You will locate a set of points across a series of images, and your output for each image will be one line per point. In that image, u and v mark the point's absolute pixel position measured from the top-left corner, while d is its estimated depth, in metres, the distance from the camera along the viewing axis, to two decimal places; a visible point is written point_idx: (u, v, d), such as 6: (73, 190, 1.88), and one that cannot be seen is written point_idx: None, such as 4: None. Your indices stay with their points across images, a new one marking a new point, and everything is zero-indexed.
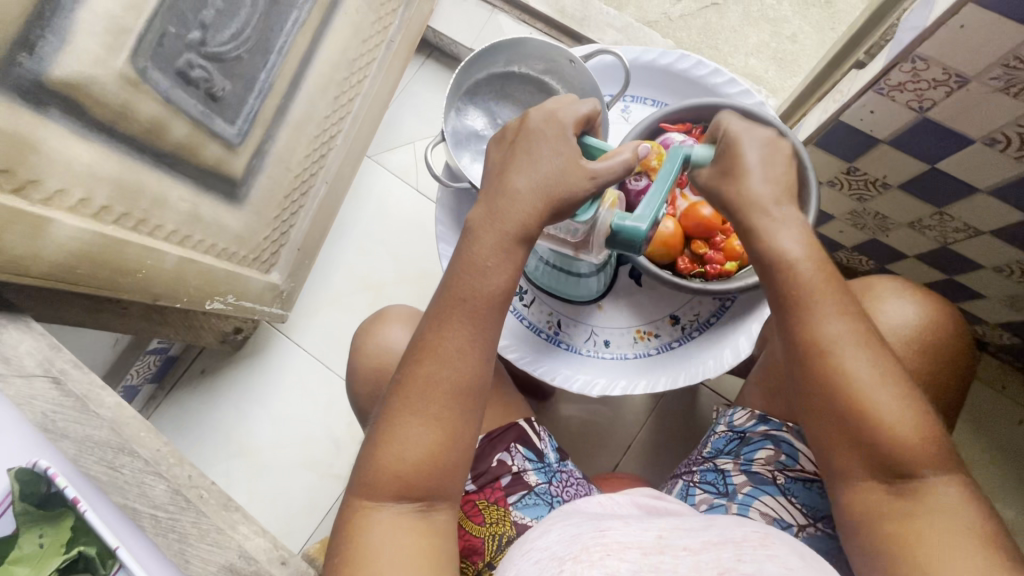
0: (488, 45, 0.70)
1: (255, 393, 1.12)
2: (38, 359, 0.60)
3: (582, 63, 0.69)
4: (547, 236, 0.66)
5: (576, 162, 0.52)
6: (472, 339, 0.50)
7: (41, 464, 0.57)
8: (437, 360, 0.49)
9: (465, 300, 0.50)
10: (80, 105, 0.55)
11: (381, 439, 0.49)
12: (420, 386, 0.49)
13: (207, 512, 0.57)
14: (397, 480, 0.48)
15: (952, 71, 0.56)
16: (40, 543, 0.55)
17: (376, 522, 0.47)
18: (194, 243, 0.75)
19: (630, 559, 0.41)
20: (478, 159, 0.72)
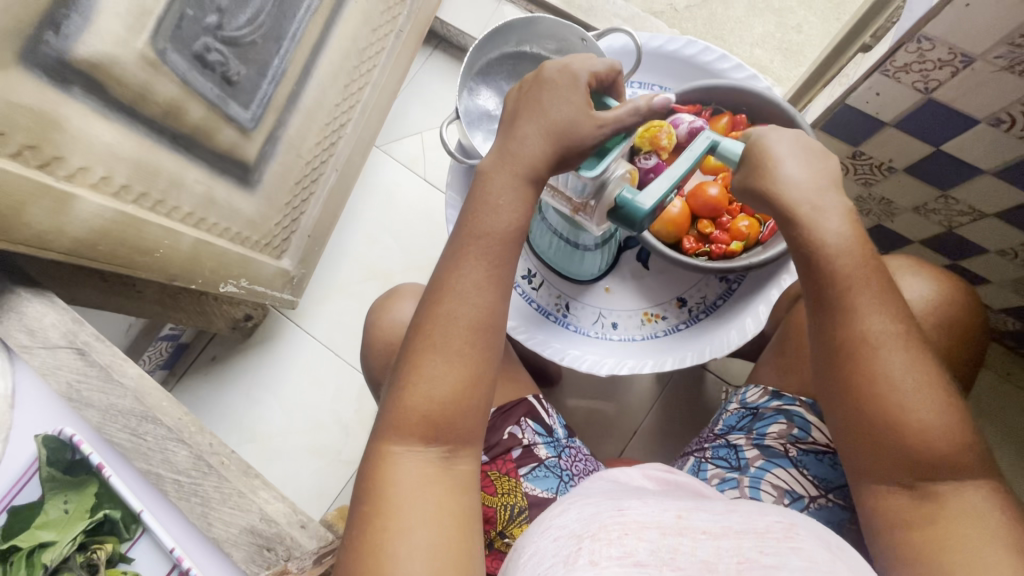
0: (501, 24, 0.71)
1: (265, 379, 1.14)
2: (61, 331, 0.61)
3: (594, 42, 0.70)
4: (556, 195, 0.65)
5: (586, 113, 0.52)
6: (488, 278, 0.51)
7: (66, 432, 0.59)
8: (453, 296, 0.50)
9: (482, 239, 0.51)
10: (102, 84, 0.57)
11: (405, 376, 0.50)
12: (440, 322, 0.50)
13: (229, 477, 0.58)
14: (420, 419, 0.49)
15: (957, 50, 0.57)
16: (65, 509, 0.56)
17: (402, 463, 0.48)
18: (208, 226, 0.76)
19: (647, 538, 0.42)
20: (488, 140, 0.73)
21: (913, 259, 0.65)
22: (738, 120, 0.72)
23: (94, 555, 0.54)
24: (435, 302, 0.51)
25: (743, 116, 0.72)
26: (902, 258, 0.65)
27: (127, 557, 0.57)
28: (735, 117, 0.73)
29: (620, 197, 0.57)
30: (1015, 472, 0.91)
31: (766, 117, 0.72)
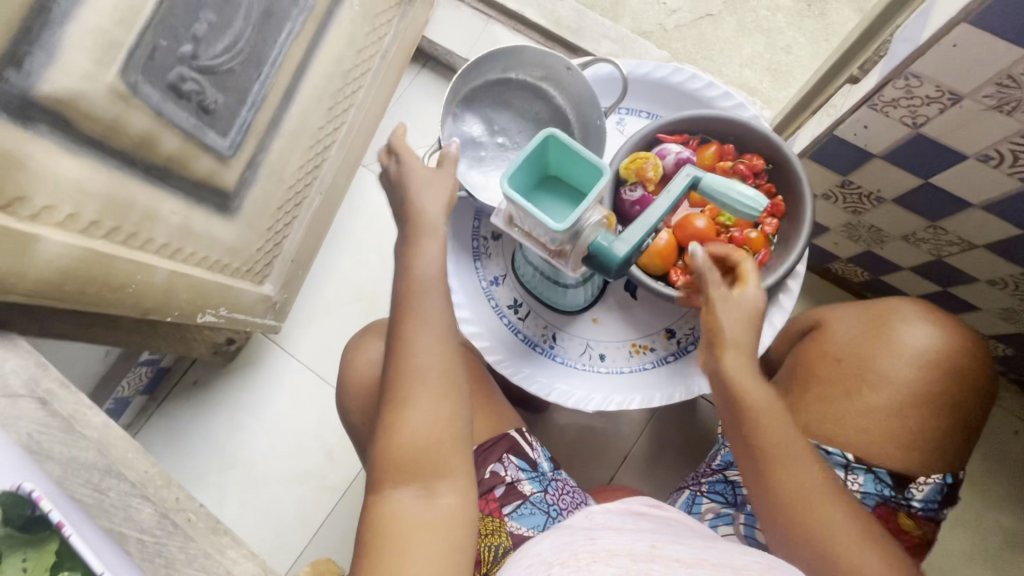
0: (486, 52, 0.70)
1: (249, 404, 1.11)
2: (22, 378, 0.57)
3: (579, 71, 0.69)
4: (525, 237, 0.60)
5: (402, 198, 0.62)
6: (434, 320, 0.58)
7: (27, 487, 0.48)
8: (404, 352, 0.56)
9: (413, 290, 0.59)
10: (68, 120, 0.55)
11: (388, 425, 0.55)
12: (403, 374, 0.56)
13: (195, 536, 0.57)
14: (408, 463, 0.53)
15: (945, 88, 0.56)
16: (21, 569, 0.46)
17: (393, 506, 0.51)
18: (185, 256, 0.74)
19: (617, 564, 0.41)
20: (474, 167, 0.71)
21: (923, 302, 0.68)
22: (726, 150, 0.72)
23: None
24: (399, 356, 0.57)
25: (732, 146, 0.72)
26: (911, 302, 0.68)
27: None
28: (722, 146, 0.72)
29: (595, 245, 0.55)
30: (998, 493, 0.93)
31: (754, 147, 0.71)
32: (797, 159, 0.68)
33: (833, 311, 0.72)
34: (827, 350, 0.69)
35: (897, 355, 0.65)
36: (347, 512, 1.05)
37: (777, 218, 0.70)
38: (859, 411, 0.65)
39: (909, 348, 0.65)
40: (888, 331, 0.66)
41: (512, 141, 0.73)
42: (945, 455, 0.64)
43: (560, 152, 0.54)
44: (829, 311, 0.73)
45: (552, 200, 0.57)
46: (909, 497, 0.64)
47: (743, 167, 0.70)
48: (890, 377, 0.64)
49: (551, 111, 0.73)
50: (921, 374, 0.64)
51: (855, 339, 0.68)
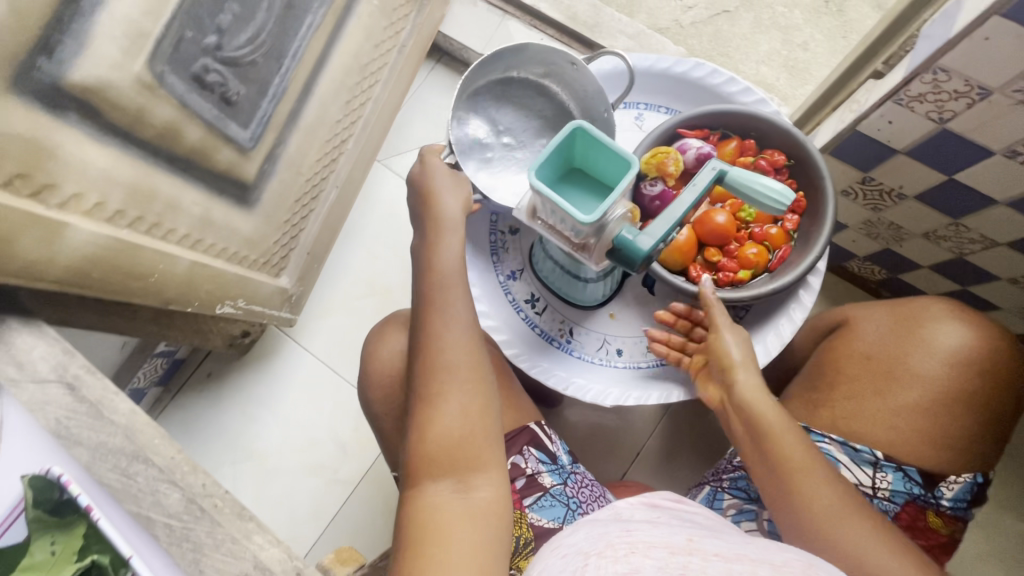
0: (490, 54, 0.70)
1: (263, 396, 1.12)
2: (51, 364, 0.54)
3: (584, 67, 0.68)
4: (549, 231, 0.60)
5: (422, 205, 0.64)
6: (457, 311, 0.59)
7: (55, 471, 0.51)
8: (434, 338, 0.57)
9: (436, 277, 0.60)
10: (96, 109, 0.55)
11: (422, 420, 0.55)
12: (434, 362, 0.56)
13: (220, 521, 0.52)
14: (443, 457, 0.54)
15: (973, 83, 0.56)
16: (52, 551, 0.50)
17: (430, 500, 0.52)
18: (205, 247, 0.75)
19: (655, 557, 0.42)
20: (481, 168, 0.70)
21: (955, 302, 0.68)
22: (747, 145, 0.71)
23: None
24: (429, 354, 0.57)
25: (752, 141, 0.71)
26: (943, 301, 0.68)
27: None
28: (742, 141, 0.72)
29: (620, 238, 0.54)
30: (1013, 494, 0.93)
31: (776, 142, 0.70)
32: (819, 153, 0.67)
33: (860, 310, 0.72)
34: (856, 348, 0.69)
35: (929, 353, 0.65)
36: (359, 505, 1.05)
37: (796, 213, 0.70)
38: (891, 409, 0.65)
39: (941, 347, 0.65)
40: (919, 329, 0.66)
41: (518, 140, 0.73)
42: (979, 454, 0.64)
43: (587, 144, 0.54)
44: (856, 310, 0.73)
45: (576, 193, 0.57)
46: (939, 496, 0.64)
47: (763, 162, 0.69)
48: (922, 375, 0.64)
49: (556, 108, 0.74)
50: (953, 373, 0.64)
51: (885, 337, 0.68)
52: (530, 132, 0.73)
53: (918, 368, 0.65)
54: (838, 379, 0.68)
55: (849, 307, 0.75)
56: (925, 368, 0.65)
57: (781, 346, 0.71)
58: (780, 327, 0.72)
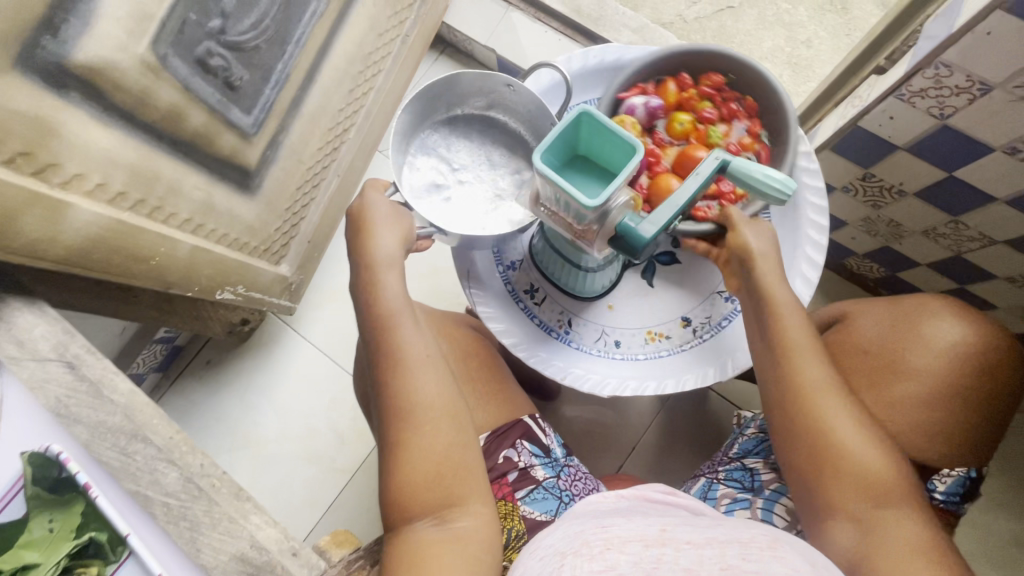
0: (423, 93, 0.67)
1: (261, 384, 1.12)
2: (51, 343, 0.54)
3: (521, 85, 0.66)
4: (552, 217, 0.59)
5: (360, 250, 0.62)
6: (418, 358, 0.58)
7: (53, 448, 0.52)
8: (399, 380, 0.57)
9: (387, 321, 0.59)
10: (99, 89, 0.55)
11: (395, 472, 0.56)
12: (400, 413, 0.57)
13: (220, 500, 0.51)
14: (423, 496, 0.54)
15: (975, 78, 0.56)
16: (49, 528, 0.50)
17: (414, 543, 0.52)
18: (206, 232, 0.75)
19: (630, 551, 0.42)
20: (441, 208, 0.67)
21: (954, 300, 0.68)
22: (682, 79, 0.72)
23: None
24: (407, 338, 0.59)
25: (684, 73, 0.73)
26: (944, 298, 0.68)
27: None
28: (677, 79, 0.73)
29: (623, 227, 0.55)
30: (1006, 492, 0.93)
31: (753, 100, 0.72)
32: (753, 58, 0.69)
33: (861, 305, 0.72)
34: (855, 341, 0.69)
35: (928, 348, 0.65)
36: (356, 493, 1.06)
37: (756, 117, 0.72)
38: (888, 404, 0.65)
39: (938, 342, 0.65)
40: (918, 325, 0.67)
41: (474, 174, 0.69)
42: (973, 448, 0.65)
43: (592, 130, 0.54)
44: (854, 305, 0.73)
45: (581, 179, 0.57)
46: (931, 489, 0.66)
47: (706, 89, 0.72)
48: (920, 370, 0.65)
49: (507, 136, 0.71)
50: (950, 367, 0.64)
51: (883, 332, 0.68)
52: (484, 164, 0.70)
53: (915, 363, 0.65)
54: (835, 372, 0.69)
55: (845, 303, 0.75)
56: (921, 362, 0.65)
57: (818, 268, 0.73)
58: (804, 270, 0.73)
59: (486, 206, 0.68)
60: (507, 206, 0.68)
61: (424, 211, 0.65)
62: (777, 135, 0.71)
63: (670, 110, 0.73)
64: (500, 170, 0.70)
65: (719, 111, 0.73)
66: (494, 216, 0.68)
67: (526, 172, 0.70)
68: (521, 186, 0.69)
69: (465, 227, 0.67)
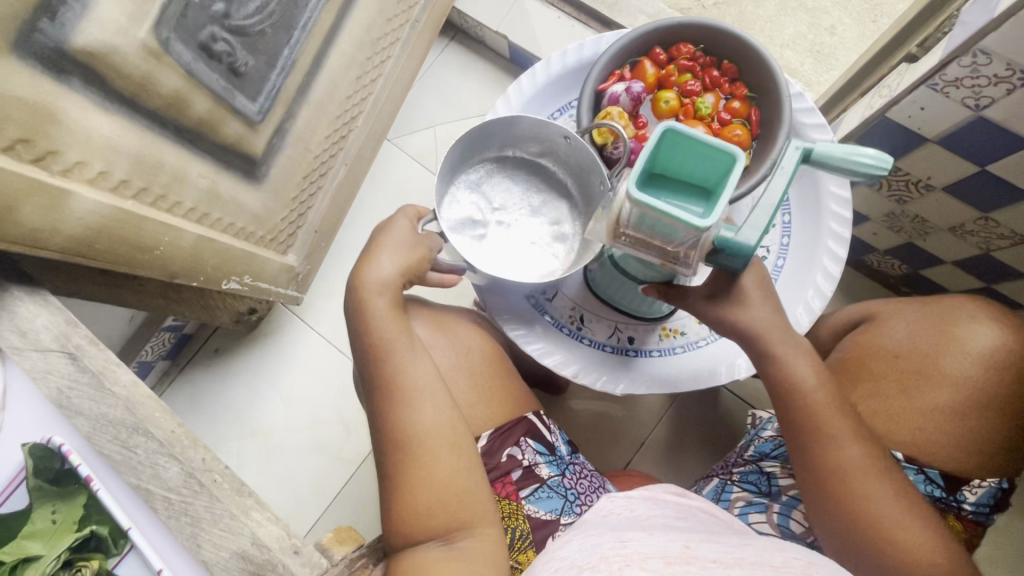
0: (478, 130, 0.68)
1: (268, 373, 1.12)
2: (53, 334, 0.54)
3: (579, 140, 0.66)
4: (637, 246, 0.52)
5: (360, 277, 0.62)
6: (401, 386, 0.57)
7: (55, 440, 0.52)
8: (402, 404, 0.57)
9: (385, 343, 0.59)
10: (100, 75, 0.54)
11: (396, 495, 0.55)
12: (405, 437, 0.56)
13: (221, 497, 0.50)
14: (432, 518, 0.53)
15: (1016, 67, 0.52)
16: (53, 520, 0.51)
17: (418, 565, 0.51)
18: (212, 221, 0.74)
19: (650, 568, 0.41)
20: (478, 244, 0.68)
21: (988, 305, 0.65)
22: (656, 55, 0.74)
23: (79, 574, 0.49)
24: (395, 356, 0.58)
25: (658, 49, 0.74)
26: (978, 303, 0.66)
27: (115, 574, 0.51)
28: (653, 57, 0.74)
29: (721, 239, 0.49)
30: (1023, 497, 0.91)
31: (750, 74, 0.72)
32: (724, 22, 0.71)
33: (889, 308, 0.70)
34: (883, 345, 0.67)
35: (960, 353, 0.63)
36: (362, 484, 1.06)
37: (741, 81, 0.74)
38: (917, 412, 0.63)
39: (972, 350, 0.62)
40: (952, 330, 0.64)
41: (515, 216, 0.71)
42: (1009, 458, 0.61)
43: (676, 146, 0.46)
44: (883, 308, 0.71)
45: (669, 200, 0.47)
46: (961, 500, 0.62)
47: (684, 62, 0.74)
48: (953, 378, 0.62)
49: (553, 185, 0.72)
50: (983, 375, 0.62)
51: (915, 337, 0.66)
52: (525, 208, 0.72)
53: (946, 370, 0.63)
54: (861, 378, 0.66)
55: (877, 303, 0.72)
56: (953, 369, 0.62)
57: (846, 246, 0.71)
58: (830, 250, 0.72)
59: (520, 250, 0.69)
60: (540, 255, 0.69)
61: (457, 244, 0.66)
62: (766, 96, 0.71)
63: (654, 89, 0.75)
64: (541, 217, 0.71)
65: (701, 81, 0.75)
66: (528, 257, 0.69)
67: (567, 227, 0.71)
68: (560, 238, 0.70)
69: (501, 266, 0.68)
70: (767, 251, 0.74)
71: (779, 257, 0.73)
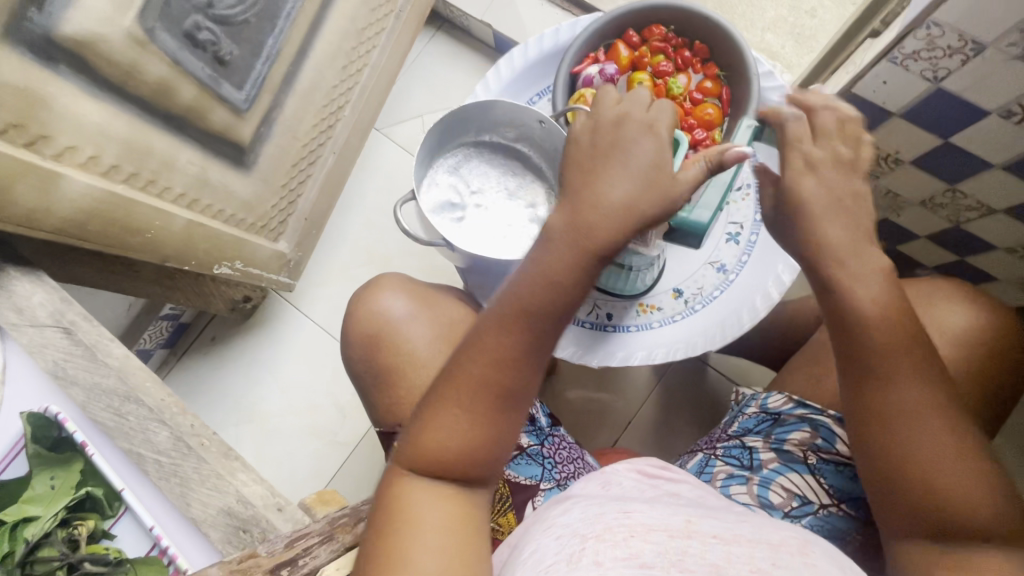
0: (455, 113, 0.69)
1: (264, 359, 1.15)
2: (49, 310, 0.58)
3: (553, 123, 0.68)
4: None
5: (607, 177, 0.49)
6: (511, 355, 0.49)
7: (53, 408, 0.56)
8: (494, 363, 0.49)
9: (531, 305, 0.48)
10: (89, 63, 0.56)
11: (422, 436, 0.50)
12: (469, 388, 0.49)
13: (209, 459, 0.54)
14: (446, 467, 0.50)
15: (967, 37, 0.54)
16: (51, 485, 0.54)
17: (408, 497, 0.49)
18: (202, 207, 0.76)
19: (654, 541, 0.44)
20: (455, 226, 0.71)
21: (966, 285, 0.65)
22: (630, 38, 0.76)
23: (75, 531, 0.52)
24: (565, 305, 0.49)
25: (631, 31, 0.76)
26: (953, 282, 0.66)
27: (111, 533, 0.55)
28: (627, 40, 0.76)
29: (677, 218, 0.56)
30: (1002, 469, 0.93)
31: (721, 54, 0.74)
32: (694, 3, 0.73)
33: None
34: None
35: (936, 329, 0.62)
36: (357, 466, 1.08)
37: (712, 62, 0.76)
38: None
39: (949, 326, 0.61)
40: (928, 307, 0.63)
41: (491, 199, 0.73)
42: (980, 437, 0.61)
43: None
44: None
45: None
46: None
47: (657, 44, 0.76)
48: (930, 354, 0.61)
49: (528, 169, 0.75)
50: (959, 351, 0.61)
51: None
52: (503, 191, 0.74)
53: None
54: None
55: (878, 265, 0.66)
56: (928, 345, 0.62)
57: None
58: None
59: (499, 232, 0.72)
60: (516, 236, 0.72)
61: (436, 227, 0.69)
62: (734, 75, 0.73)
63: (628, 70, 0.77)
64: (518, 200, 0.74)
65: (674, 62, 0.77)
66: (504, 237, 0.72)
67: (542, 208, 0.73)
68: (534, 219, 0.73)
69: (479, 247, 0.70)
70: (741, 227, 0.76)
71: (752, 232, 0.76)
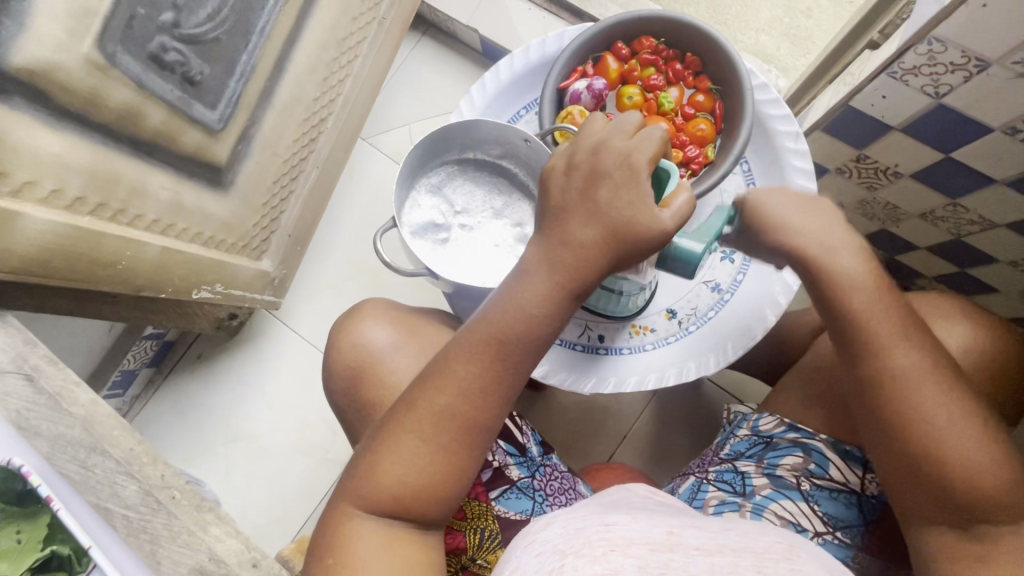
0: (436, 132, 0.66)
1: (251, 377, 1.12)
2: (11, 355, 0.63)
3: (538, 142, 0.65)
4: None
5: (594, 188, 0.49)
6: (480, 389, 0.49)
7: (15, 462, 0.55)
8: (457, 394, 0.49)
9: (501, 340, 0.49)
10: (44, 92, 0.53)
11: (398, 429, 0.49)
12: (432, 418, 0.49)
13: (178, 514, 0.60)
14: (401, 497, 0.49)
15: (971, 54, 0.52)
16: (18, 539, 0.54)
17: (355, 532, 0.49)
18: (178, 231, 0.73)
19: (635, 555, 0.40)
20: (438, 251, 0.68)
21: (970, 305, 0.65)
22: (619, 50, 0.73)
23: None
24: (538, 341, 0.50)
25: (621, 43, 0.73)
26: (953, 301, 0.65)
27: None
28: (617, 52, 0.73)
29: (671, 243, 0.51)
30: None
31: (714, 66, 0.71)
32: (684, 12, 0.70)
33: None
34: None
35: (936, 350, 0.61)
36: None
37: (705, 74, 0.73)
38: None
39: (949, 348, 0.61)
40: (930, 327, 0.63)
41: (477, 221, 0.71)
42: None
43: None
44: None
45: None
46: None
47: (647, 56, 0.73)
48: None
49: (515, 188, 0.72)
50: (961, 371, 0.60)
51: None
52: (489, 212, 0.71)
53: None
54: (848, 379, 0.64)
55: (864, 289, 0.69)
56: None
57: None
58: None
59: (484, 255, 0.69)
60: (503, 257, 0.69)
61: (419, 253, 0.66)
62: (727, 87, 0.70)
63: (617, 84, 0.74)
64: (505, 220, 0.71)
65: (665, 75, 0.75)
66: (490, 261, 0.69)
67: (529, 229, 0.70)
68: (521, 241, 0.70)
69: (464, 272, 0.68)
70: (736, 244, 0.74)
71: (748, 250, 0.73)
